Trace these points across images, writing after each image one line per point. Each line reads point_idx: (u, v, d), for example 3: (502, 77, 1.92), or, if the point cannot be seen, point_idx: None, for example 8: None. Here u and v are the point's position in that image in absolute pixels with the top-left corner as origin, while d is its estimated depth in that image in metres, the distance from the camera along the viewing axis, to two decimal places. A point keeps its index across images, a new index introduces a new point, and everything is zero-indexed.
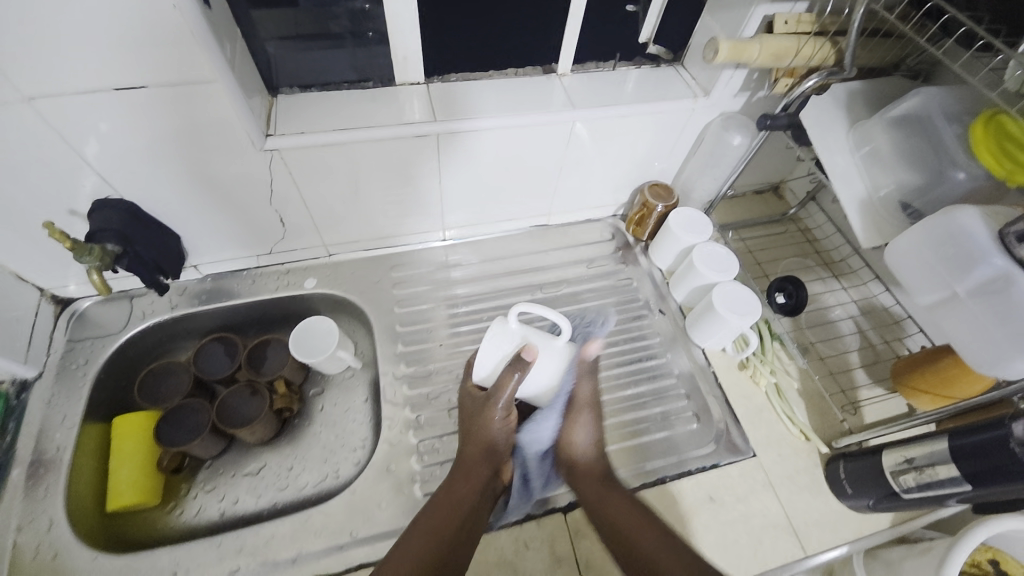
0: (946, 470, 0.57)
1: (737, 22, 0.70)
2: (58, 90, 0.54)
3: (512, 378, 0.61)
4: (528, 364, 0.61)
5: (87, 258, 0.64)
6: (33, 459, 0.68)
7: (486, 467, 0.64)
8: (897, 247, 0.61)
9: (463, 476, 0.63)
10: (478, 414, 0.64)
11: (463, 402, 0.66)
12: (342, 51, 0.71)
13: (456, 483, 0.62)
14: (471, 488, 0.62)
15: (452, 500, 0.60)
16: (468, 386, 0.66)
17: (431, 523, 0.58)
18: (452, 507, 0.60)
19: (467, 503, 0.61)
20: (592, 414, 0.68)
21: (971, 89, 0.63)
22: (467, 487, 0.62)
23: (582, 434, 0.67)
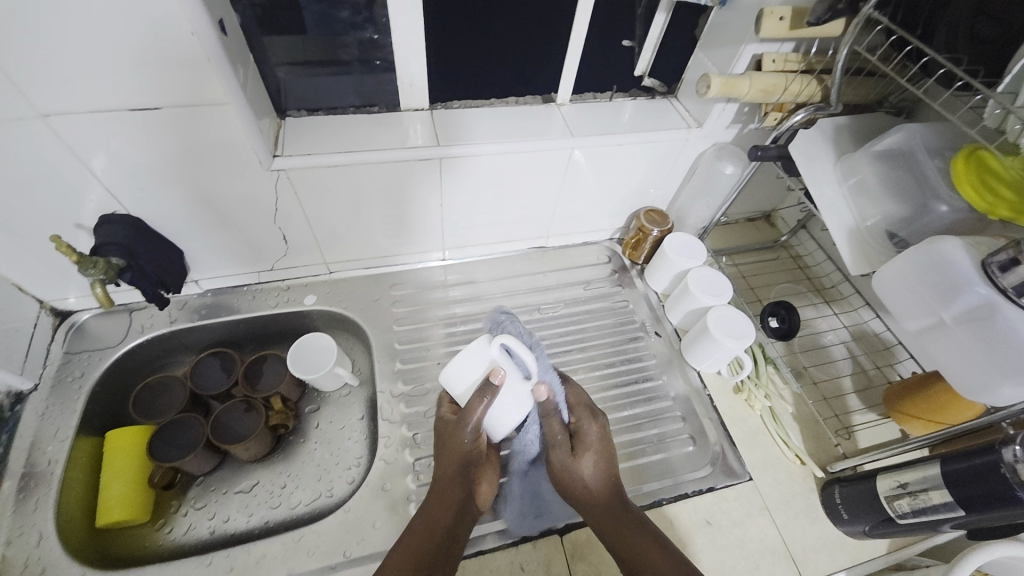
0: (939, 495, 0.57)
1: (727, 59, 0.74)
2: (73, 108, 0.56)
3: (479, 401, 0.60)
4: (496, 390, 0.60)
5: (92, 271, 0.64)
6: (25, 471, 0.68)
7: (457, 494, 0.62)
8: (884, 275, 0.63)
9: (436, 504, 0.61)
10: (447, 438, 0.63)
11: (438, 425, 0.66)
12: (349, 77, 0.74)
13: (432, 510, 0.61)
14: (446, 512, 0.61)
15: (430, 528, 0.60)
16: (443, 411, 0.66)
17: (412, 552, 0.57)
18: (428, 537, 0.59)
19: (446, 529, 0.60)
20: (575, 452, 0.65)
21: (951, 126, 0.66)
22: (442, 511, 0.61)
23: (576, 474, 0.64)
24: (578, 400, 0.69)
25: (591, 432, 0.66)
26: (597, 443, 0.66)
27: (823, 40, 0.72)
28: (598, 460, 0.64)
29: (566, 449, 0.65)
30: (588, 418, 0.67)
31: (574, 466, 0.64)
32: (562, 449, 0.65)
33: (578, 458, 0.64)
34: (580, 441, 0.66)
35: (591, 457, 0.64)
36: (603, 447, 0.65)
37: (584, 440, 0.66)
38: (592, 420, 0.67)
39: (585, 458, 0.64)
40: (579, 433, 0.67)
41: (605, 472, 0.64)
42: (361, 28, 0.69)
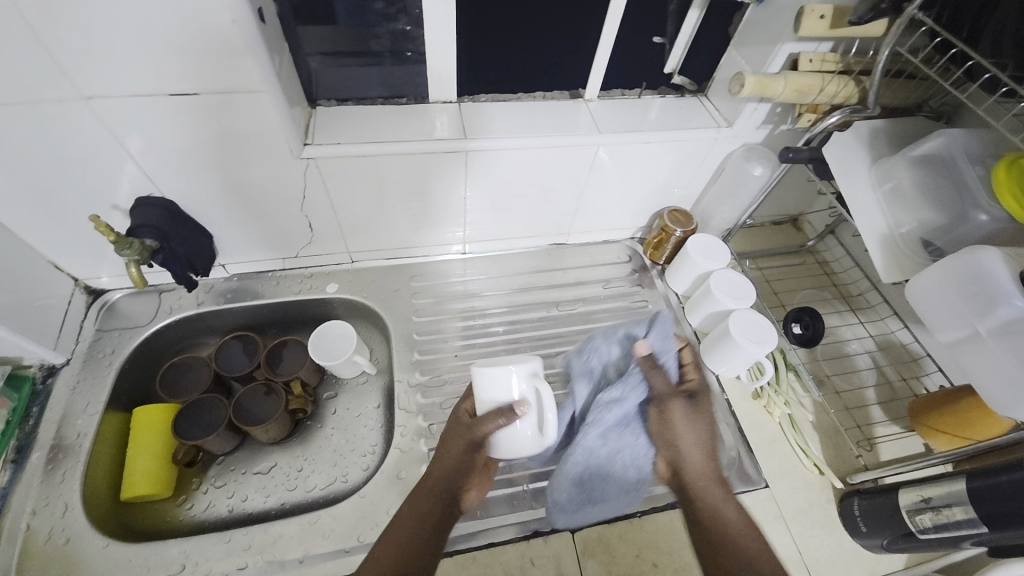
0: (963, 511, 0.56)
1: (762, 58, 0.73)
2: (115, 92, 0.57)
3: (496, 417, 0.61)
4: (515, 417, 0.61)
5: (127, 251, 0.66)
6: (54, 443, 0.70)
7: (443, 494, 0.62)
8: (919, 282, 0.61)
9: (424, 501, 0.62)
10: (452, 438, 0.64)
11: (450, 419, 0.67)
12: (379, 68, 0.75)
13: (419, 506, 0.61)
14: (433, 504, 0.61)
15: (416, 524, 0.60)
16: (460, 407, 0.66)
17: (398, 545, 0.57)
18: (415, 532, 0.59)
19: (432, 525, 0.60)
20: (687, 412, 0.67)
21: (993, 133, 0.64)
22: (430, 504, 0.61)
23: (687, 433, 0.66)
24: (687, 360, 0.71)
25: (702, 392, 0.69)
26: (708, 403, 0.69)
27: (863, 41, 0.71)
28: (709, 422, 0.68)
29: (679, 406, 0.67)
30: (700, 377, 0.70)
31: (687, 426, 0.66)
32: (681, 407, 0.67)
33: (694, 414, 0.67)
34: (699, 401, 0.68)
35: (703, 418, 0.67)
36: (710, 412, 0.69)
37: (699, 398, 0.68)
38: (697, 382, 0.70)
39: (700, 417, 0.67)
40: (691, 389, 0.69)
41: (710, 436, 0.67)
42: (394, 19, 0.70)
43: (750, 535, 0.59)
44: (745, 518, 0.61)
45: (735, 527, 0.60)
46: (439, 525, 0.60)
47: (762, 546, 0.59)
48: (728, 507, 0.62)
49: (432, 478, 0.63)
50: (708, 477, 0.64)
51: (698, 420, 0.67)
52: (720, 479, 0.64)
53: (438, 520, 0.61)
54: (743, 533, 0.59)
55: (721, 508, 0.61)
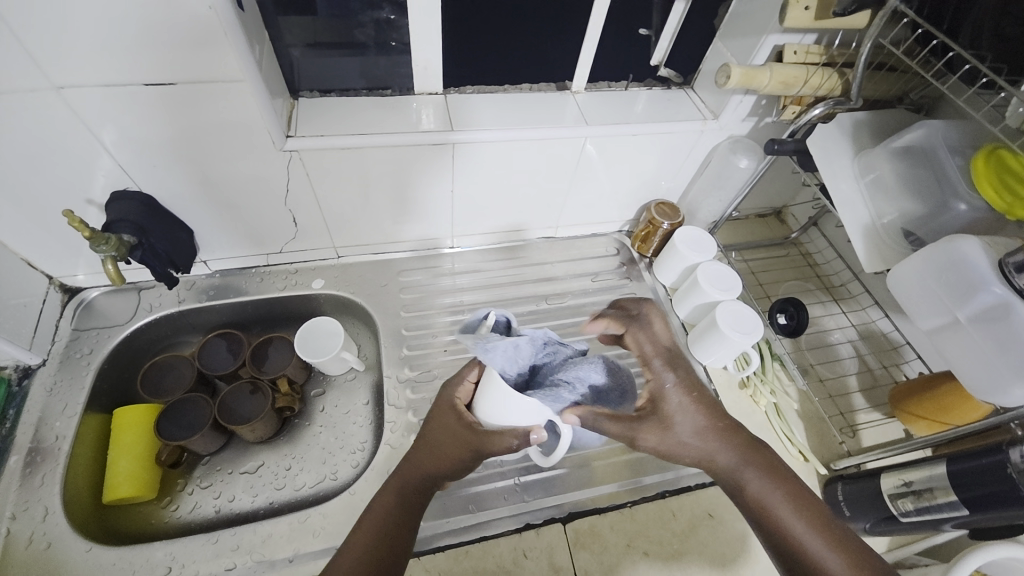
0: (944, 494, 0.57)
1: (748, 50, 0.73)
2: (86, 82, 0.55)
3: (508, 447, 0.53)
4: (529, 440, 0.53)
5: (103, 247, 0.63)
6: (32, 446, 0.68)
7: (416, 494, 0.58)
8: (900, 272, 0.63)
9: (392, 501, 0.57)
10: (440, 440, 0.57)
11: (438, 413, 0.58)
12: (363, 59, 0.73)
13: (387, 506, 0.57)
14: (387, 498, 0.57)
15: (382, 524, 0.56)
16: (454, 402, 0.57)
17: (360, 548, 0.53)
18: (381, 534, 0.55)
19: (401, 528, 0.56)
20: (663, 423, 0.54)
21: (972, 124, 0.65)
22: (386, 496, 0.57)
23: (682, 439, 0.54)
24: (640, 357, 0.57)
25: (670, 393, 0.55)
26: (685, 396, 0.55)
27: (847, 33, 0.71)
28: (698, 418, 0.55)
29: (654, 425, 0.54)
30: (659, 379, 0.55)
31: (667, 438, 0.54)
32: (652, 428, 0.54)
33: (671, 424, 0.54)
34: (667, 411, 0.54)
35: (684, 420, 0.54)
36: (697, 403, 0.55)
37: (665, 404, 0.54)
38: (663, 375, 0.55)
39: (682, 422, 0.54)
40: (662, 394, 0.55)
41: (708, 425, 0.55)
42: (378, 8, 0.68)
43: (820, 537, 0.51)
44: (796, 490, 0.54)
45: (780, 513, 0.52)
46: (408, 528, 0.56)
47: (820, 520, 0.52)
48: (768, 493, 0.54)
49: (407, 476, 0.58)
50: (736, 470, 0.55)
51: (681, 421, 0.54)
52: (747, 463, 0.55)
53: (405, 522, 0.56)
54: (790, 517, 0.52)
55: (754, 494, 0.54)
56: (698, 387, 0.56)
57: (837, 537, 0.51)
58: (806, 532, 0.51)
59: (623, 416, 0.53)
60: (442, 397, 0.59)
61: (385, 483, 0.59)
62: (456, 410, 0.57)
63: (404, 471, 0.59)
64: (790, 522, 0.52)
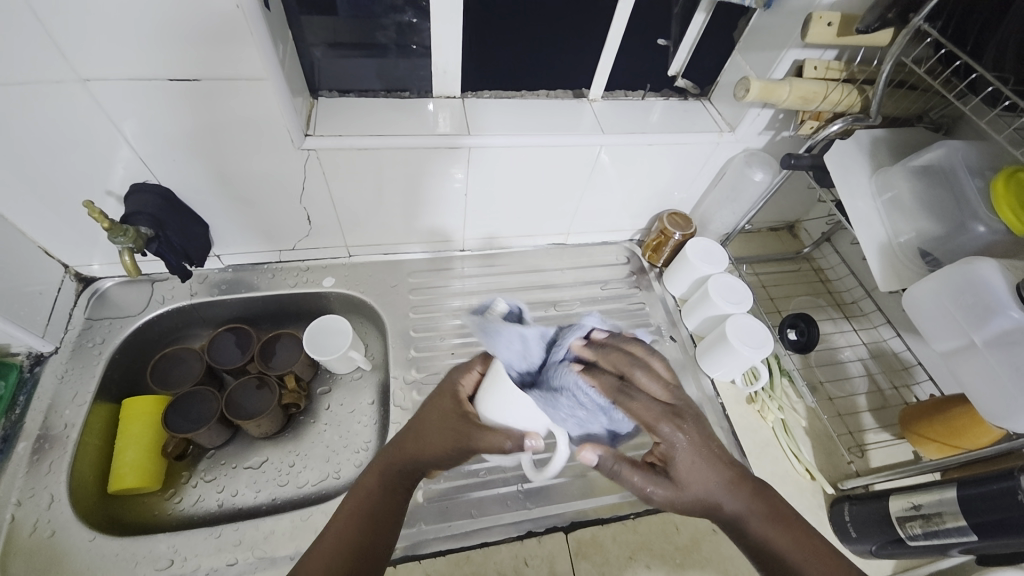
0: (954, 519, 0.57)
1: (767, 64, 0.73)
2: (112, 75, 0.56)
3: (503, 441, 0.50)
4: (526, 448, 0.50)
5: (121, 239, 0.64)
6: (40, 433, 0.69)
7: (403, 479, 0.56)
8: (915, 293, 0.62)
9: (376, 484, 0.55)
10: (433, 427, 0.55)
11: (439, 398, 0.56)
12: (383, 60, 0.74)
13: (371, 489, 0.55)
14: (372, 481, 0.56)
15: (366, 511, 0.54)
16: (458, 388, 0.56)
17: (342, 540, 0.52)
18: (365, 521, 0.53)
19: (383, 514, 0.54)
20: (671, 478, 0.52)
21: (993, 146, 0.64)
22: (371, 479, 0.56)
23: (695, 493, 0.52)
24: (652, 413, 0.52)
25: (680, 449, 0.51)
26: (695, 452, 0.52)
27: (868, 50, 0.71)
28: (711, 472, 0.52)
29: (663, 482, 0.51)
30: (671, 434, 0.51)
31: (678, 496, 0.52)
32: (660, 484, 0.51)
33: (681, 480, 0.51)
34: (678, 467, 0.51)
35: (693, 475, 0.51)
36: (709, 458, 0.51)
37: (677, 463, 0.51)
38: (674, 428, 0.51)
39: (694, 480, 0.51)
40: (673, 449, 0.51)
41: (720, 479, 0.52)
42: (400, 11, 0.69)
43: None
44: (807, 539, 0.52)
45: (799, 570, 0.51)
46: (390, 521, 0.55)
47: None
48: (781, 542, 0.52)
49: (394, 461, 0.56)
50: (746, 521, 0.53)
51: (693, 476, 0.51)
52: (754, 510, 0.53)
53: (388, 511, 0.55)
54: (802, 567, 0.51)
55: (764, 543, 0.52)
56: (708, 438, 0.53)
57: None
58: None
59: (636, 473, 0.51)
60: (447, 381, 0.58)
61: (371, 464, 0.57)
62: (455, 395, 0.55)
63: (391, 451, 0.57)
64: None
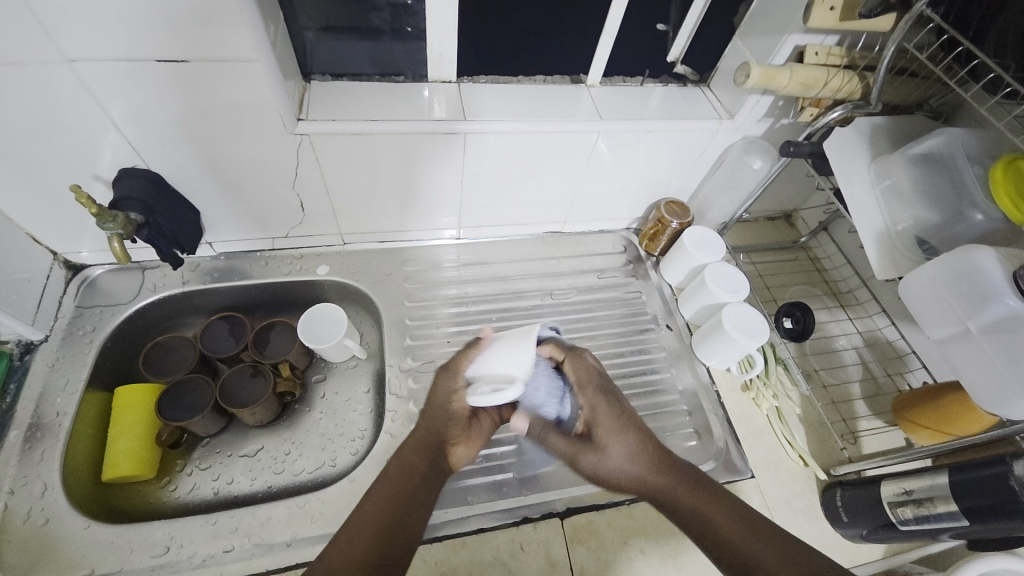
0: (944, 503, 0.58)
1: (767, 50, 0.72)
2: (97, 55, 0.54)
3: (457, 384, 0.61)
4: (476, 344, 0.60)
5: (110, 225, 0.63)
6: (32, 422, 0.68)
7: (426, 475, 0.58)
8: (912, 280, 0.62)
9: (407, 472, 0.57)
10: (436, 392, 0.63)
11: (443, 376, 0.63)
12: (377, 44, 0.72)
13: (392, 490, 0.55)
14: (402, 462, 0.58)
15: (396, 496, 0.55)
16: (458, 363, 0.61)
17: (373, 519, 0.52)
18: (394, 505, 0.54)
19: (413, 503, 0.55)
20: (598, 448, 0.59)
21: (992, 134, 0.64)
22: (402, 461, 0.58)
23: (622, 463, 0.58)
24: (581, 380, 0.60)
25: (601, 420, 0.59)
26: (614, 421, 0.59)
27: (870, 36, 0.71)
28: (629, 440, 0.58)
29: (588, 449, 0.59)
30: (596, 404, 0.59)
31: (603, 460, 0.58)
32: (585, 455, 0.59)
33: (604, 448, 0.58)
34: (598, 435, 0.59)
35: (613, 446, 0.58)
36: (626, 424, 0.59)
37: (599, 432, 0.59)
38: (598, 399, 0.59)
39: (614, 444, 0.58)
40: (595, 420, 0.59)
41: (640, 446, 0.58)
42: None
43: (775, 552, 0.49)
44: (735, 508, 0.53)
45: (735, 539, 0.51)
46: (418, 507, 0.55)
47: (769, 537, 0.51)
48: (709, 509, 0.54)
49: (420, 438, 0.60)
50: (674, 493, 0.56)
51: (616, 446, 0.58)
52: (681, 484, 0.56)
53: (417, 495, 0.56)
54: (740, 538, 0.51)
55: (694, 514, 0.54)
56: (626, 412, 0.60)
57: (777, 544, 0.50)
58: (763, 553, 0.49)
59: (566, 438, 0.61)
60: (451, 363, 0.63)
61: (383, 473, 0.57)
62: (451, 370, 0.61)
63: (407, 453, 0.59)
64: (739, 539, 0.51)
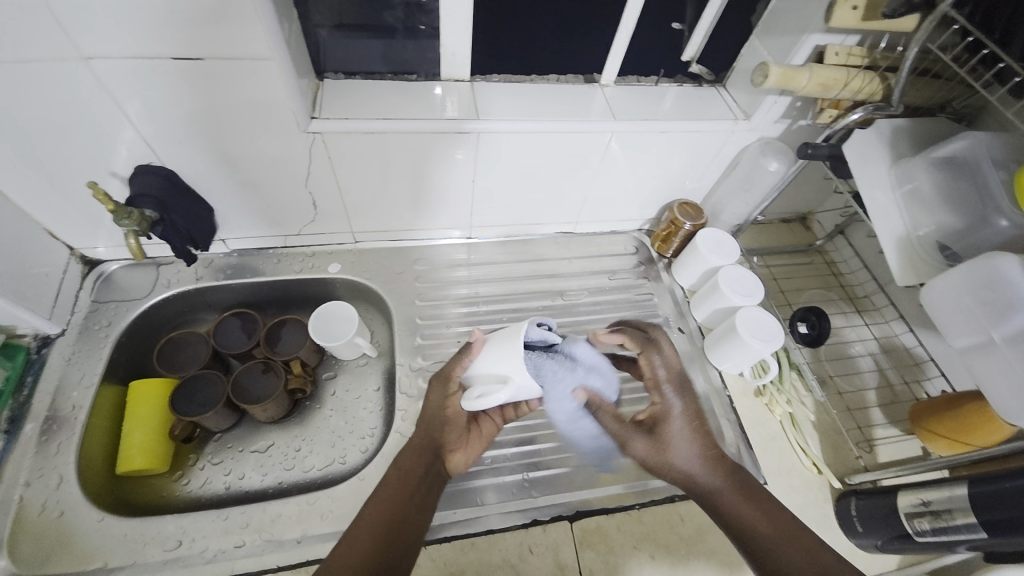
0: (963, 516, 0.56)
1: (786, 50, 0.71)
2: (115, 54, 0.55)
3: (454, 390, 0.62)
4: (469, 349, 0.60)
5: (126, 221, 0.64)
6: (49, 415, 0.69)
7: (426, 479, 0.59)
8: (934, 287, 0.61)
9: (405, 481, 0.58)
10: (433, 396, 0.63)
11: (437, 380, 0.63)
12: (390, 42, 0.72)
13: (392, 496, 0.56)
14: (401, 469, 0.59)
15: (395, 504, 0.56)
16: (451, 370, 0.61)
17: (374, 527, 0.53)
18: (393, 512, 0.55)
19: (412, 510, 0.56)
20: (660, 439, 0.58)
21: (1019, 138, 0.63)
22: (400, 468, 0.59)
23: (683, 458, 0.57)
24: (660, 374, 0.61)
25: (672, 418, 0.59)
26: (688, 423, 0.59)
27: (892, 36, 0.69)
28: (694, 443, 0.58)
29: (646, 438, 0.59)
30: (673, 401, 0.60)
31: (661, 451, 0.58)
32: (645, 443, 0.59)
33: (667, 441, 0.58)
34: (663, 429, 0.59)
35: (676, 442, 0.58)
36: (696, 425, 0.59)
37: (666, 427, 0.59)
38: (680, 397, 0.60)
39: (678, 441, 0.58)
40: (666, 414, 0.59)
41: (702, 447, 0.58)
42: None
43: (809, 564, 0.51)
44: (775, 515, 0.55)
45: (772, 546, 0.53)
46: (417, 513, 0.56)
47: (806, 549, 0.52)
48: (752, 515, 0.55)
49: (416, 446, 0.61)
50: (718, 493, 0.57)
51: (680, 440, 0.58)
52: (731, 489, 0.57)
53: (415, 503, 0.57)
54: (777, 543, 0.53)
55: (736, 515, 0.55)
56: (700, 416, 0.60)
57: (805, 547, 0.52)
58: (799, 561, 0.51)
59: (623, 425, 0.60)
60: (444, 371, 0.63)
61: (383, 478, 0.58)
62: (444, 378, 0.61)
63: (403, 460, 0.60)
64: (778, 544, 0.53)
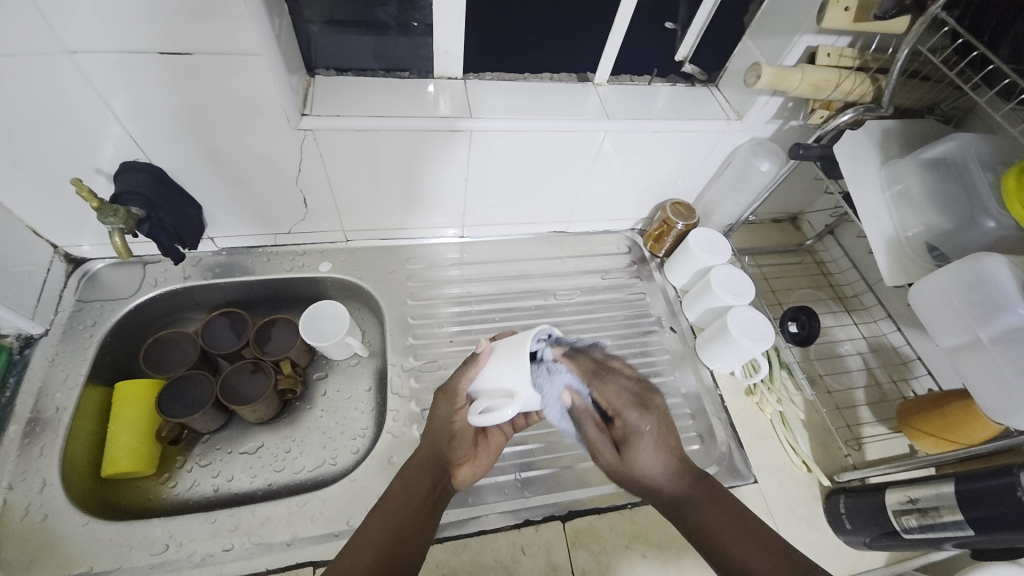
0: (950, 513, 0.57)
1: (778, 50, 0.71)
2: (99, 48, 0.53)
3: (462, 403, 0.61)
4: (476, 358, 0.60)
5: (112, 219, 0.62)
6: (31, 417, 0.68)
7: (431, 493, 0.58)
8: (922, 288, 0.61)
9: (409, 491, 0.57)
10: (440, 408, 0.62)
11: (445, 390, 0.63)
12: (382, 39, 0.71)
13: (396, 506, 0.55)
14: (405, 480, 0.58)
15: (398, 514, 0.54)
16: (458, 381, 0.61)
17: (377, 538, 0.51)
18: (395, 522, 0.54)
19: (417, 521, 0.55)
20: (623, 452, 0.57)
21: (1004, 140, 0.64)
22: (405, 479, 0.58)
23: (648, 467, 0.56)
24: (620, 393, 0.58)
25: (638, 434, 0.56)
26: (652, 438, 0.56)
27: (882, 38, 0.70)
28: (660, 455, 0.56)
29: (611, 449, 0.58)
30: (637, 417, 0.57)
31: (625, 465, 0.57)
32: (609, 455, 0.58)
33: (631, 455, 0.57)
34: (627, 444, 0.57)
35: (640, 455, 0.56)
36: (662, 440, 0.56)
37: (630, 441, 0.57)
38: (642, 414, 0.57)
39: (642, 455, 0.56)
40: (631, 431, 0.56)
41: (668, 460, 0.56)
42: None
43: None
44: (749, 524, 0.53)
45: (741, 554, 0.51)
46: (422, 524, 0.55)
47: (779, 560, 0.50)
48: (722, 524, 0.53)
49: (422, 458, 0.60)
50: (688, 503, 0.55)
51: (643, 453, 0.56)
52: (697, 499, 0.55)
53: (421, 514, 0.55)
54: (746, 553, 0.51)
55: (703, 526, 0.54)
56: (669, 429, 0.57)
57: (772, 551, 0.50)
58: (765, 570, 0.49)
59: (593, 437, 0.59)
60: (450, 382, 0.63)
61: (387, 490, 0.57)
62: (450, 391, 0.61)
63: (409, 471, 0.59)
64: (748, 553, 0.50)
